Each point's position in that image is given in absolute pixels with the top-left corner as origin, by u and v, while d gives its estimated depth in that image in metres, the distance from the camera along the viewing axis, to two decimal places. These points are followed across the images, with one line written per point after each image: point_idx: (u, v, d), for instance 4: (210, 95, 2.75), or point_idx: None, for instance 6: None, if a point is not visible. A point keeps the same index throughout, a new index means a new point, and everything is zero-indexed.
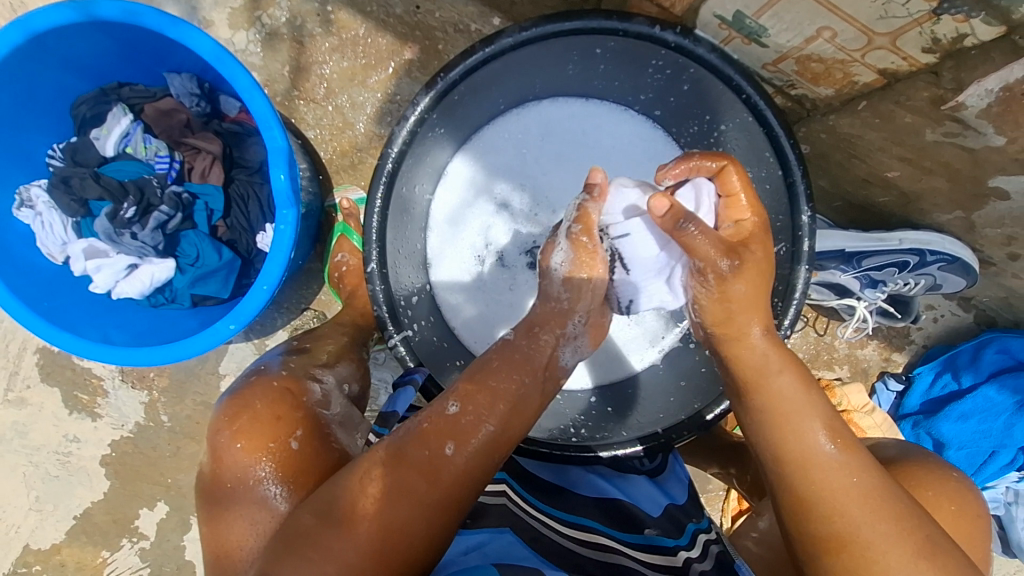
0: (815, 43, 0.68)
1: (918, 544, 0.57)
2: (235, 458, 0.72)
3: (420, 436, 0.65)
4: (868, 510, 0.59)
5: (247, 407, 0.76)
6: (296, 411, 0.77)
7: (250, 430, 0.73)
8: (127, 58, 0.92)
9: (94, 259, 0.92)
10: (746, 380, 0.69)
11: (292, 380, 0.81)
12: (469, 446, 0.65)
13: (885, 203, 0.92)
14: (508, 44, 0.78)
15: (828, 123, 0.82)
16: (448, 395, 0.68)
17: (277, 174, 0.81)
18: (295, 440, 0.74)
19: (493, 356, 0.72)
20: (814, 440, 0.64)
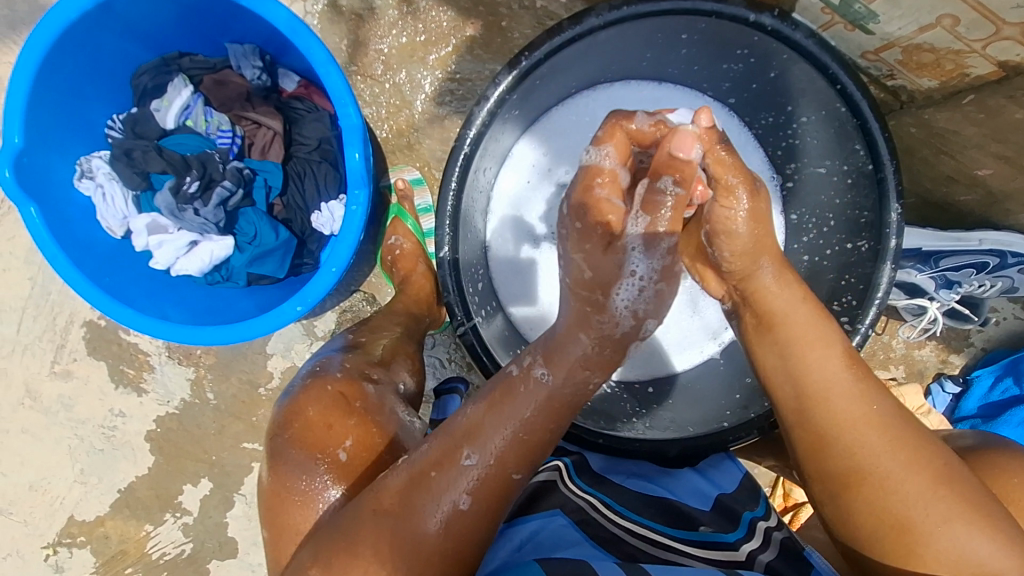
0: (930, 32, 0.65)
1: (938, 472, 0.58)
2: (290, 466, 0.67)
3: (430, 486, 0.59)
4: (889, 441, 0.59)
5: (300, 415, 0.71)
6: (347, 417, 0.70)
7: (308, 438, 0.68)
8: (190, 27, 0.89)
9: (156, 235, 0.90)
10: (769, 314, 0.67)
11: (347, 384, 0.74)
12: (486, 496, 0.60)
13: (967, 202, 0.89)
14: (595, 24, 0.75)
15: (922, 117, 0.79)
16: (461, 438, 0.62)
17: (352, 153, 0.79)
18: (344, 450, 0.68)
19: (504, 385, 0.65)
20: (830, 376, 0.63)
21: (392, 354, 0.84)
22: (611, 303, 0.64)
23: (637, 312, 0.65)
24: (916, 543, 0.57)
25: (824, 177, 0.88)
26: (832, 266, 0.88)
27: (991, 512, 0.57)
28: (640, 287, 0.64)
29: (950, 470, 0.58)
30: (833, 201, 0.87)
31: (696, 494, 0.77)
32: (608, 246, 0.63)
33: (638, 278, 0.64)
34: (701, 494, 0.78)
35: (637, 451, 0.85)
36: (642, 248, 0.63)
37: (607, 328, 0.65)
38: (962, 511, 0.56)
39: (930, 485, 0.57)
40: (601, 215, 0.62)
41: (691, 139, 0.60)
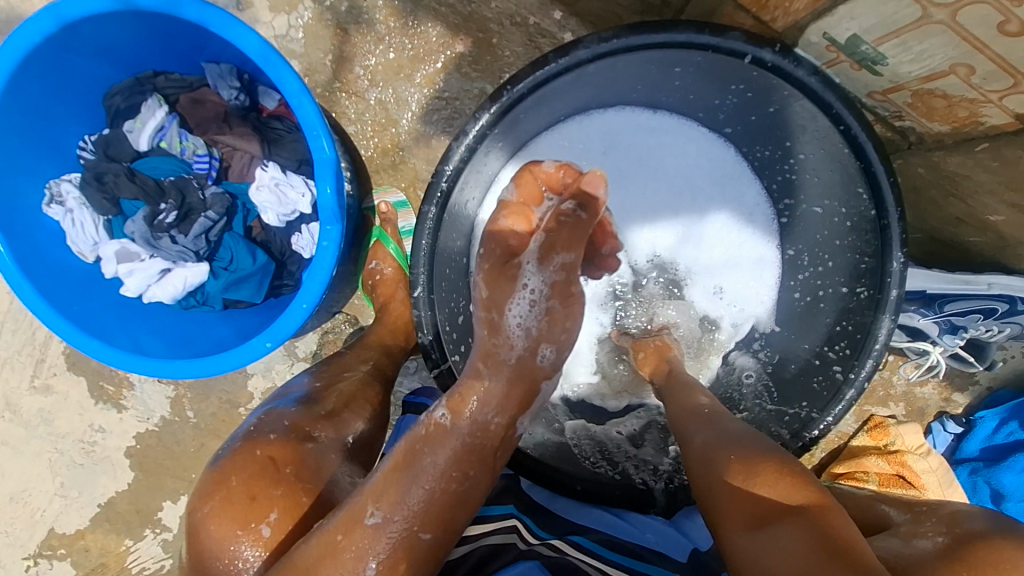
0: (942, 79, 0.60)
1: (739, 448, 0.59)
2: (209, 545, 0.61)
3: (335, 551, 0.54)
4: (707, 434, 0.64)
5: (222, 484, 0.63)
6: (273, 487, 0.63)
7: (224, 513, 0.61)
8: (164, 46, 0.85)
9: (126, 263, 0.87)
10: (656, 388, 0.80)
11: (280, 446, 0.68)
12: (398, 564, 0.55)
13: (976, 244, 0.84)
14: (582, 57, 0.71)
15: (931, 159, 0.74)
16: (368, 497, 0.57)
17: (323, 187, 0.75)
18: (267, 526, 0.61)
19: (417, 442, 0.62)
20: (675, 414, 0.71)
21: (345, 403, 0.78)
22: (506, 322, 0.69)
23: (529, 331, 0.68)
24: (719, 482, 0.57)
25: (825, 218, 0.83)
26: (830, 309, 0.84)
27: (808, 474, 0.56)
28: (533, 304, 0.68)
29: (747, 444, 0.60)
30: (834, 242, 0.83)
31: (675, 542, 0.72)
32: (504, 264, 0.70)
33: (531, 291, 0.69)
34: (679, 541, 0.73)
35: (618, 500, 0.81)
36: (535, 261, 0.69)
37: (504, 352, 0.68)
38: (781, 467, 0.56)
39: (735, 449, 0.59)
40: (502, 239, 0.71)
41: (600, 183, 0.70)
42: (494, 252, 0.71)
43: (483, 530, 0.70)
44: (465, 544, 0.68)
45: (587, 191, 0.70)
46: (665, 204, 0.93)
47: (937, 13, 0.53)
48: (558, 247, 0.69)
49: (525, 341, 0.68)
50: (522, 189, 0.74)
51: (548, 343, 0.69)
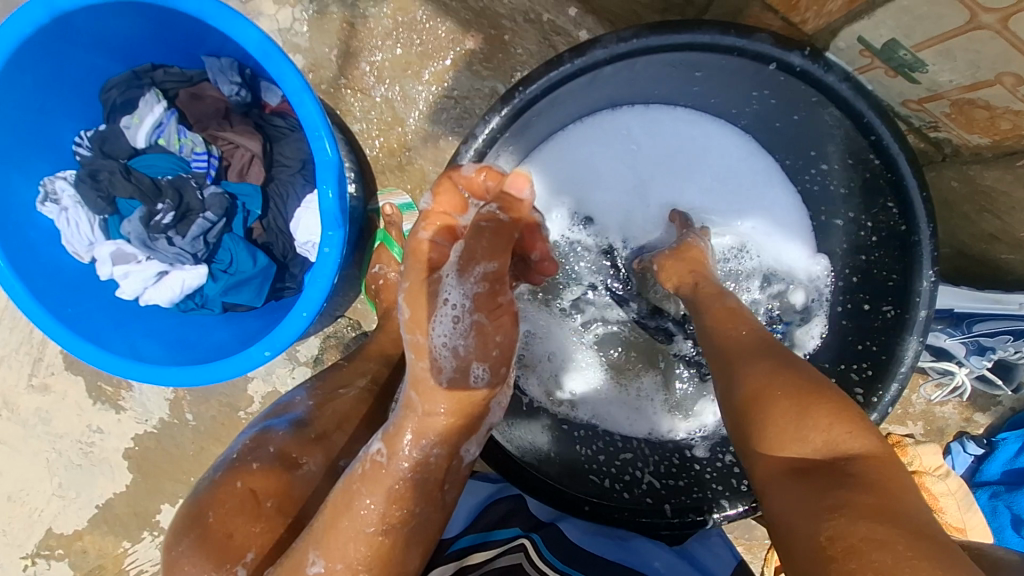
0: (986, 88, 0.56)
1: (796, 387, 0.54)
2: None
3: None
4: (756, 363, 0.59)
5: (200, 520, 0.63)
6: (255, 522, 0.64)
7: (202, 551, 0.61)
8: (164, 39, 0.82)
9: (121, 265, 0.84)
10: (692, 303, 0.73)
11: (262, 477, 0.66)
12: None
13: (1009, 261, 0.80)
14: (599, 57, 0.67)
15: (966, 173, 0.70)
16: (308, 546, 0.58)
17: (325, 191, 0.72)
18: (243, 566, 0.62)
19: (354, 484, 0.60)
20: (719, 338, 0.65)
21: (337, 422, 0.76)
22: (430, 343, 0.62)
23: (457, 351, 0.62)
24: (762, 427, 0.54)
25: (853, 230, 0.78)
26: (853, 327, 0.80)
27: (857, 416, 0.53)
28: (456, 322, 0.62)
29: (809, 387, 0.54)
30: (859, 257, 0.78)
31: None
32: (425, 282, 0.63)
33: (453, 307, 0.62)
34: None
35: (625, 522, 0.78)
36: (454, 274, 0.61)
37: (431, 376, 0.62)
38: (828, 410, 0.52)
39: (786, 389, 0.54)
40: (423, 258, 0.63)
41: (526, 181, 0.60)
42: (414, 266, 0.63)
43: (489, 556, 0.69)
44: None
45: (511, 192, 0.61)
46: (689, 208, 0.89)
47: (987, 17, 0.49)
48: (480, 255, 0.60)
49: (455, 360, 0.62)
50: (441, 195, 0.62)
51: (481, 362, 0.63)
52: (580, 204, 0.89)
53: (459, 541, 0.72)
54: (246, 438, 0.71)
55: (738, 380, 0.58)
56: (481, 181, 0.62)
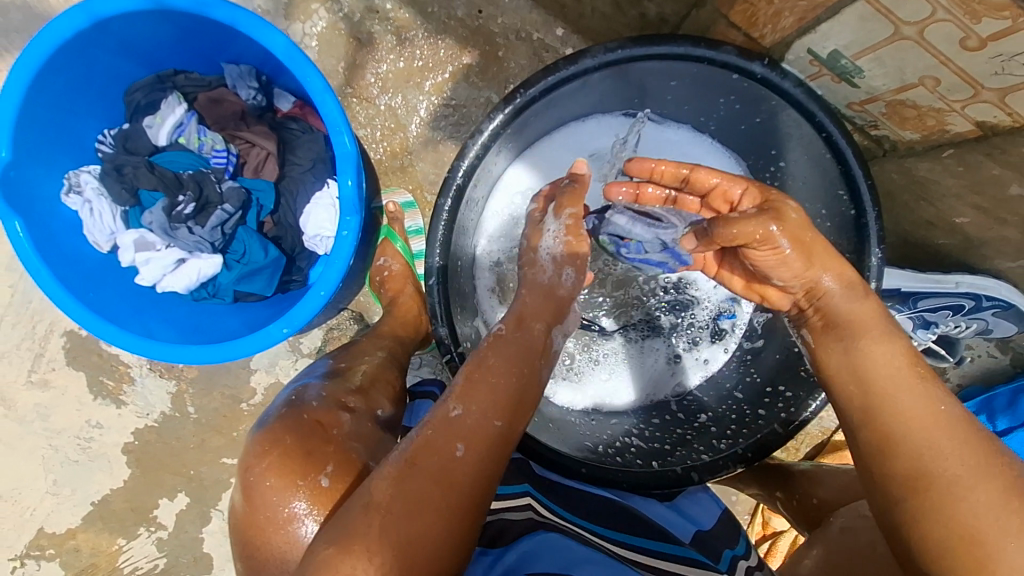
0: (912, 90, 0.67)
1: (1011, 482, 0.53)
2: (265, 497, 0.66)
3: (426, 441, 0.59)
4: (960, 445, 0.55)
5: (276, 443, 0.69)
6: (326, 445, 0.70)
7: (284, 467, 0.67)
8: (187, 46, 0.89)
9: (143, 252, 0.89)
10: (839, 322, 0.66)
11: (324, 412, 0.75)
12: (479, 447, 0.60)
13: (945, 245, 0.92)
14: (589, 65, 0.77)
15: (903, 165, 0.81)
16: (446, 399, 0.64)
17: (344, 180, 0.79)
18: (325, 476, 0.66)
19: (484, 352, 0.69)
20: (894, 390, 0.60)
21: (369, 381, 0.85)
22: (539, 249, 0.81)
23: (556, 255, 0.80)
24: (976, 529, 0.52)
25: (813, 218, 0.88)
26: None
27: None
28: (556, 236, 0.81)
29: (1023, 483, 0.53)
30: None
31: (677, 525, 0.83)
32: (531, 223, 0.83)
33: (553, 231, 0.82)
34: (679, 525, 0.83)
35: (621, 484, 0.84)
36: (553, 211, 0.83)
37: (539, 276, 0.79)
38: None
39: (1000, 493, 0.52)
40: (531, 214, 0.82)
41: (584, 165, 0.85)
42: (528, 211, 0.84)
43: (501, 504, 0.74)
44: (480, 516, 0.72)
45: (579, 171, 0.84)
46: None
47: (907, 30, 0.60)
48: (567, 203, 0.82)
49: (553, 262, 0.80)
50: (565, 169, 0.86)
51: (572, 267, 0.79)
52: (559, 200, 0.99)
53: None
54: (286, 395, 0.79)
55: (939, 470, 0.55)
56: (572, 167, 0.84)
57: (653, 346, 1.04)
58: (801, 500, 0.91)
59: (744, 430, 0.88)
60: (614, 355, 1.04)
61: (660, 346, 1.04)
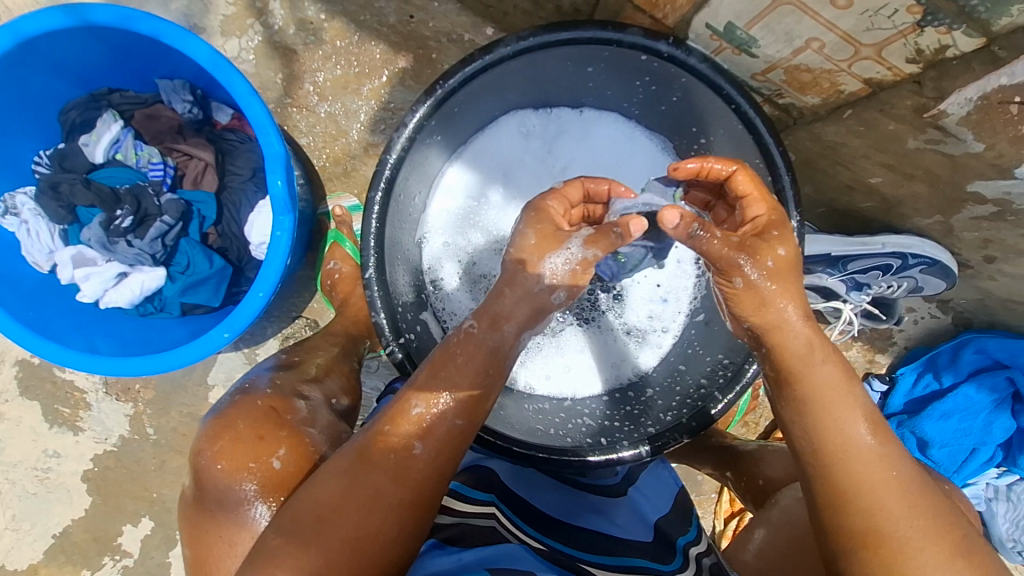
0: (803, 53, 0.71)
1: (955, 542, 0.57)
2: (215, 480, 0.68)
3: (383, 438, 0.63)
4: (908, 508, 0.58)
5: (229, 426, 0.71)
6: (279, 429, 0.72)
7: (234, 451, 0.69)
8: (120, 66, 0.91)
9: (82, 268, 0.90)
10: (790, 368, 0.64)
11: (277, 399, 0.76)
12: (439, 446, 0.64)
13: (868, 208, 0.96)
14: (504, 54, 0.80)
15: (813, 131, 0.85)
16: (409, 395, 0.66)
17: (273, 179, 0.80)
18: (277, 459, 0.69)
19: (451, 346, 0.68)
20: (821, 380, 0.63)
21: (325, 371, 0.87)
22: (542, 265, 0.70)
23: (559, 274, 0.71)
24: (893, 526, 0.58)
25: None
26: None
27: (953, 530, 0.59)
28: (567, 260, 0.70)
29: (963, 540, 0.58)
30: None
31: (638, 523, 0.83)
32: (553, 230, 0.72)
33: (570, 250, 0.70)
34: (642, 523, 0.83)
35: (572, 463, 0.85)
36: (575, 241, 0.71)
37: (530, 284, 0.70)
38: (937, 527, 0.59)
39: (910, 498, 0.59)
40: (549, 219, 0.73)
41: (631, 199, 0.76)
42: (545, 219, 0.73)
43: (468, 509, 0.75)
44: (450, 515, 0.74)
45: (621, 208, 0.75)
46: None
47: None
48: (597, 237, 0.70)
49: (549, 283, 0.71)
50: (570, 188, 0.76)
51: (565, 288, 0.72)
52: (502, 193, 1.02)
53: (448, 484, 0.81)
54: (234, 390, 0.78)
55: (859, 471, 0.60)
56: (601, 184, 0.76)
57: (609, 321, 1.06)
58: (749, 481, 0.94)
59: (686, 400, 0.91)
60: (575, 342, 1.06)
61: (616, 319, 1.06)
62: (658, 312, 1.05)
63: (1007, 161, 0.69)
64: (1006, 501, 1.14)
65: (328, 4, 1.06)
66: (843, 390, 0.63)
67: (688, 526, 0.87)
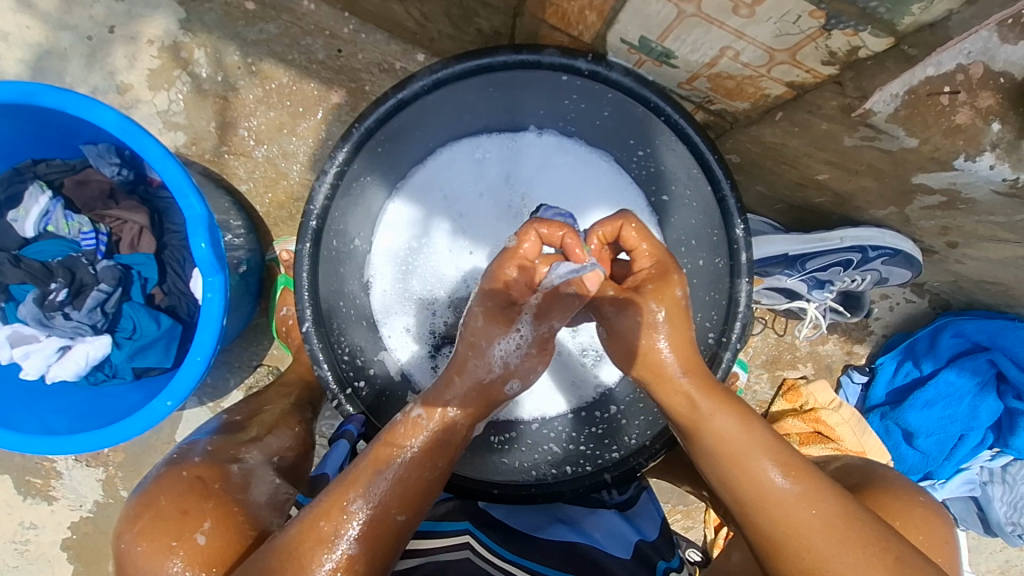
0: (720, 62, 0.69)
1: (889, 567, 0.55)
2: (138, 564, 0.63)
3: (314, 534, 0.59)
4: (835, 544, 0.57)
5: (151, 505, 0.67)
6: (204, 501, 0.68)
7: (155, 530, 0.65)
8: (43, 136, 0.90)
9: (20, 346, 0.89)
10: (691, 423, 0.67)
11: (207, 467, 0.74)
12: (372, 540, 0.60)
13: (822, 203, 0.92)
14: (419, 88, 0.78)
15: (751, 134, 0.82)
16: (347, 488, 0.62)
17: (196, 243, 0.80)
18: (202, 534, 0.64)
19: (393, 436, 0.68)
20: (723, 438, 0.65)
21: (269, 428, 0.86)
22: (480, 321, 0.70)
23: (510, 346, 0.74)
24: (825, 570, 0.57)
25: (683, 202, 0.87)
26: (698, 283, 0.88)
27: (903, 564, 0.56)
28: (519, 344, 0.74)
29: (903, 565, 0.55)
30: (690, 222, 0.87)
31: (617, 541, 0.78)
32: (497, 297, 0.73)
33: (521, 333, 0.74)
34: (622, 540, 0.78)
35: (536, 497, 0.83)
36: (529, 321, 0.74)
37: (480, 363, 0.73)
38: (882, 561, 0.56)
39: (836, 531, 0.57)
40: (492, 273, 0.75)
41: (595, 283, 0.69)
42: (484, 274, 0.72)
43: (437, 544, 0.69)
44: (415, 556, 0.68)
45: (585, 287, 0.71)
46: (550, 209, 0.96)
47: (686, 7, 0.61)
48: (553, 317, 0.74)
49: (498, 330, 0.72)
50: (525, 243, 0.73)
51: (519, 377, 0.76)
52: (452, 224, 0.97)
53: None
54: (164, 464, 0.75)
55: (776, 518, 0.60)
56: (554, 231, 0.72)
57: (562, 343, 1.00)
58: None
59: (644, 419, 0.88)
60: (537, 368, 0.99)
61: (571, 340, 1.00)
62: None
63: (943, 154, 0.66)
64: (1001, 484, 1.10)
65: (253, 47, 1.04)
66: (746, 438, 0.65)
67: (672, 551, 0.82)
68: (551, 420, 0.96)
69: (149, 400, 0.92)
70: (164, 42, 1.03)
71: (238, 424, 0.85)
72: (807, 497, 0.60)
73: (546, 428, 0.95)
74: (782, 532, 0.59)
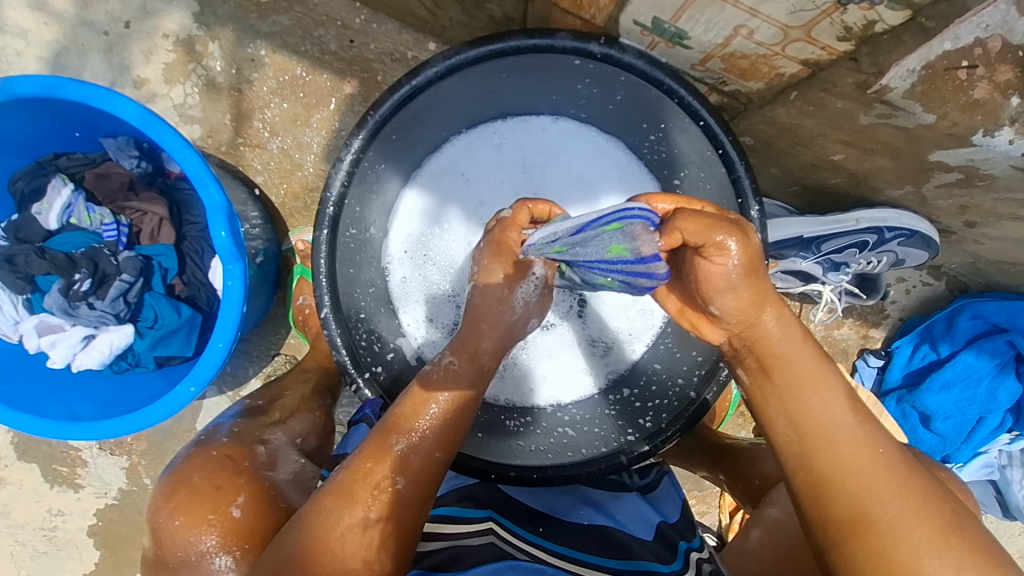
0: (734, 41, 0.69)
1: (945, 518, 0.55)
2: (174, 537, 0.68)
3: (363, 474, 0.63)
4: (898, 488, 0.56)
5: (184, 481, 0.71)
6: (236, 477, 0.72)
7: (190, 505, 0.68)
8: (66, 130, 0.92)
9: (47, 336, 0.90)
10: (766, 353, 0.62)
11: (234, 447, 0.76)
12: (415, 476, 0.65)
13: (837, 185, 0.91)
14: (433, 74, 0.79)
15: (765, 115, 0.82)
16: (390, 432, 0.66)
17: (217, 231, 0.81)
18: (236, 507, 0.68)
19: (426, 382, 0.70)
20: (797, 367, 0.61)
21: (290, 413, 0.87)
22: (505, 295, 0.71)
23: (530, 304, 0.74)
24: (882, 510, 0.55)
25: (695, 184, 0.87)
26: None
27: (956, 520, 0.55)
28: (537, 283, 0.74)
29: (958, 518, 0.55)
30: None
31: (640, 523, 0.78)
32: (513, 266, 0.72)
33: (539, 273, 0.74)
34: (645, 522, 0.79)
35: (552, 480, 0.84)
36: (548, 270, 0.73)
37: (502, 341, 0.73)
38: (937, 510, 0.55)
39: (894, 474, 0.57)
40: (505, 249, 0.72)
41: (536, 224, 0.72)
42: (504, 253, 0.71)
43: (462, 530, 0.69)
44: (440, 540, 0.69)
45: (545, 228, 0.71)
46: (566, 196, 0.96)
47: None
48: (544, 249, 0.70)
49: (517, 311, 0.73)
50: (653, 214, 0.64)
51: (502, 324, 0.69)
52: (466, 213, 0.97)
53: (438, 512, 0.74)
54: (193, 444, 0.78)
55: (838, 449, 0.58)
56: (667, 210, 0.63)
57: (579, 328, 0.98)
58: (747, 486, 0.91)
59: (662, 401, 0.89)
60: (557, 353, 0.98)
61: (581, 327, 0.98)
62: (632, 312, 0.98)
63: (962, 129, 0.65)
64: (1020, 467, 1.09)
65: (267, 38, 1.05)
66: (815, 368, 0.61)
67: (693, 533, 0.82)
68: (569, 404, 0.96)
69: (171, 388, 0.94)
70: (179, 36, 1.04)
71: (259, 408, 0.87)
72: (864, 442, 0.58)
73: (565, 410, 0.96)
74: (833, 469, 0.58)
